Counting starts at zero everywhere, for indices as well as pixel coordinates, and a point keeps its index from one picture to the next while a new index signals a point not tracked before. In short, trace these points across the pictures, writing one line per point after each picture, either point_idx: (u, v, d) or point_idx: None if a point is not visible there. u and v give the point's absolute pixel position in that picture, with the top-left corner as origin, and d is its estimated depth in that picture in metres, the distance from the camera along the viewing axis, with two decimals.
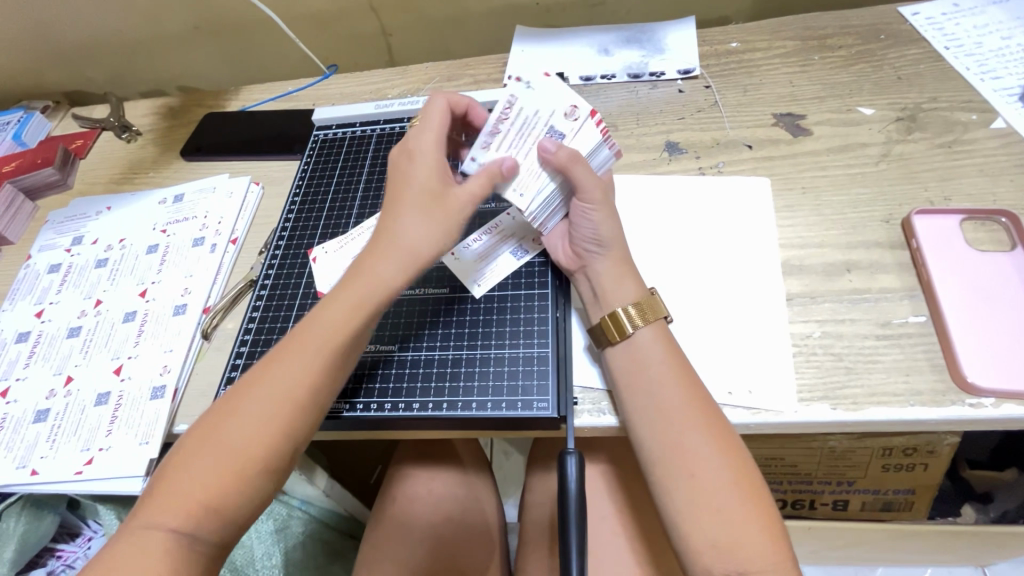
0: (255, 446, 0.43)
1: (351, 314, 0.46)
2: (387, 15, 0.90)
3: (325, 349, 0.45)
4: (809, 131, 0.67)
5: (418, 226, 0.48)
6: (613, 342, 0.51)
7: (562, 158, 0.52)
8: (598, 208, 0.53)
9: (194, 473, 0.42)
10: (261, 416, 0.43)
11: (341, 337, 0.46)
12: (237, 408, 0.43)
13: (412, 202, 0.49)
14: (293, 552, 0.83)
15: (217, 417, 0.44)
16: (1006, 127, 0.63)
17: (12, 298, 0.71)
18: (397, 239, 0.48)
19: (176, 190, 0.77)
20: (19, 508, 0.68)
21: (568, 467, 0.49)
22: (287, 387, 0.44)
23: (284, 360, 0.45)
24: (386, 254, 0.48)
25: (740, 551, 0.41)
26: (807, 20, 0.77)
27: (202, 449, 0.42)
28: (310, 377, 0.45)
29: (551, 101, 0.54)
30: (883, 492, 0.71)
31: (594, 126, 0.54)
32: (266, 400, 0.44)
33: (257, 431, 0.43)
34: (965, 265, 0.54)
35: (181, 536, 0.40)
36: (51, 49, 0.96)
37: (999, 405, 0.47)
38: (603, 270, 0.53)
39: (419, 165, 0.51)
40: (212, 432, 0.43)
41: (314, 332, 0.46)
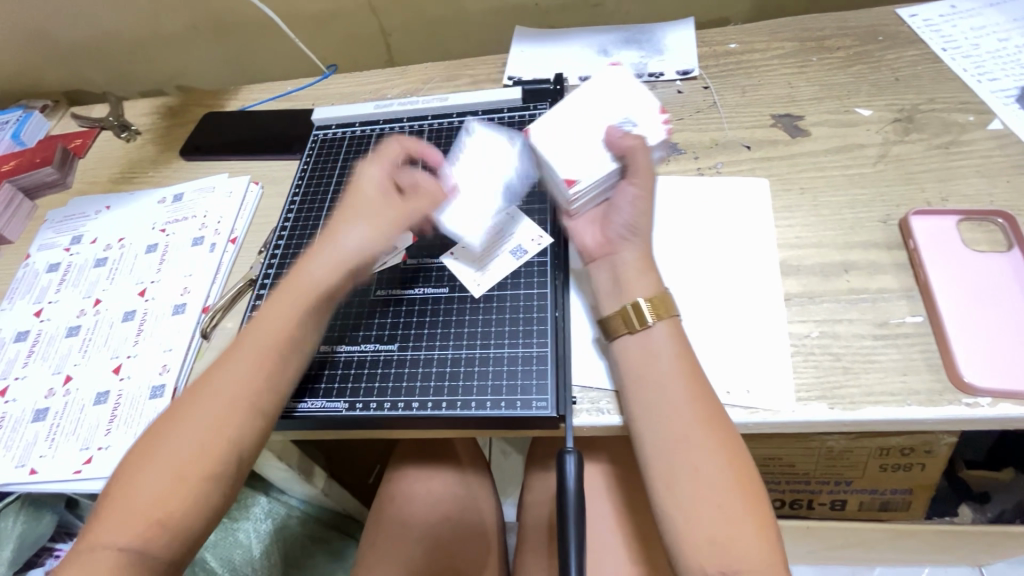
0: (199, 453, 0.44)
1: (284, 320, 0.49)
2: (386, 16, 0.90)
3: (261, 354, 0.48)
4: (807, 132, 0.67)
5: (353, 238, 0.53)
6: (631, 330, 0.50)
7: (629, 142, 0.55)
8: (643, 196, 0.54)
9: (144, 485, 0.43)
10: (204, 421, 0.45)
11: (280, 342, 0.49)
12: (183, 416, 0.45)
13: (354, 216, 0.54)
14: (291, 551, 0.84)
15: (161, 430, 0.45)
16: (1003, 128, 0.63)
17: (10, 297, 0.71)
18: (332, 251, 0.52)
19: (175, 189, 0.77)
20: (16, 508, 0.68)
21: (567, 466, 0.49)
22: (227, 393, 0.46)
23: (225, 365, 0.47)
24: (325, 268, 0.51)
25: (732, 551, 0.42)
26: (805, 21, 0.77)
27: (152, 459, 0.44)
28: (251, 379, 0.47)
29: (632, 100, 0.60)
30: (881, 492, 0.72)
31: (660, 122, 0.58)
32: (209, 406, 0.45)
33: (198, 441, 0.44)
34: (962, 265, 0.54)
35: (132, 550, 0.41)
36: (50, 48, 0.96)
37: (997, 405, 0.47)
38: (629, 259, 0.53)
39: (366, 186, 0.56)
40: (156, 445, 0.44)
41: (253, 338, 0.49)
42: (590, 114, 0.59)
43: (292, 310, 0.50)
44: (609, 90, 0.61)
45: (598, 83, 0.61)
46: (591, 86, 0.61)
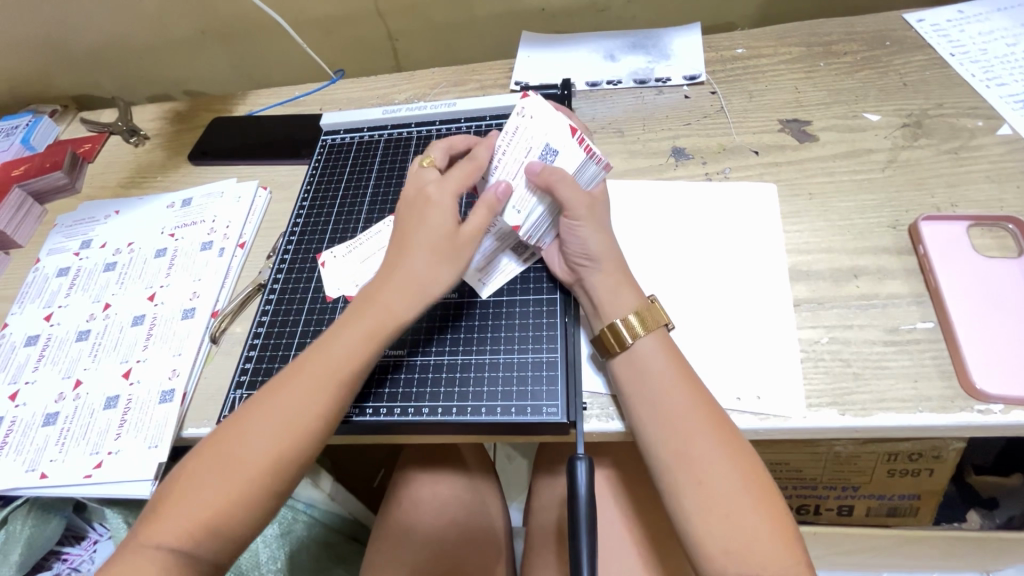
0: (256, 470, 0.45)
1: (361, 345, 0.49)
2: (393, 20, 0.90)
3: (332, 377, 0.48)
4: (815, 137, 0.67)
5: (436, 270, 0.51)
6: (613, 354, 0.51)
7: (546, 177, 0.52)
8: (586, 223, 0.53)
9: (200, 492, 0.44)
10: (266, 439, 0.45)
11: (350, 371, 0.48)
12: (244, 428, 0.46)
13: (437, 246, 0.51)
14: (298, 555, 0.83)
15: (220, 440, 0.46)
16: (1012, 133, 0.63)
17: (21, 301, 0.71)
18: (407, 272, 0.51)
19: (184, 194, 0.77)
20: (25, 513, 0.68)
21: (578, 473, 0.49)
22: (292, 413, 0.46)
23: (290, 387, 0.47)
24: (398, 298, 0.50)
25: (750, 556, 0.41)
26: (812, 27, 0.77)
27: (209, 468, 0.45)
28: (319, 402, 0.47)
29: (547, 123, 0.54)
30: (888, 497, 0.71)
31: (577, 144, 0.53)
32: (275, 424, 0.46)
33: (257, 457, 0.45)
34: (972, 271, 0.54)
35: (178, 555, 0.42)
36: (58, 53, 0.97)
37: (1008, 412, 0.47)
38: (598, 283, 0.53)
39: (440, 211, 0.52)
40: (215, 456, 0.45)
41: (322, 361, 0.48)
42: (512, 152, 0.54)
43: (365, 337, 0.49)
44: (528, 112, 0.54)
45: (518, 112, 0.54)
46: (513, 116, 0.54)
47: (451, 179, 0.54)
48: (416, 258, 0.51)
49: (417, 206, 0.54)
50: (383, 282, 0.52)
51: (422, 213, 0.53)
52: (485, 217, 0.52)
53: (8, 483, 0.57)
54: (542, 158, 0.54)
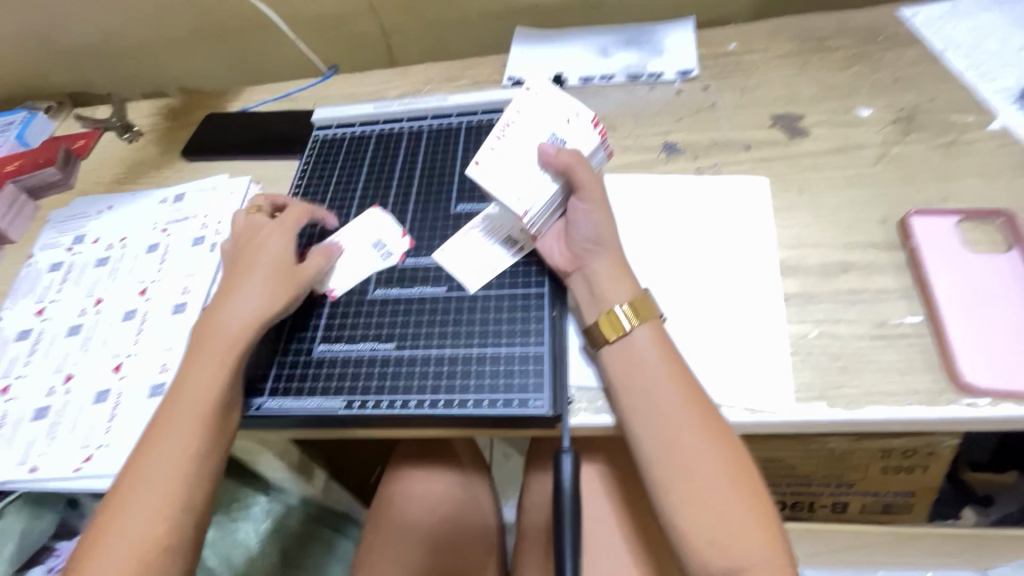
0: (153, 530, 0.46)
1: (212, 382, 0.51)
2: (387, 17, 0.90)
3: (195, 419, 0.49)
4: (806, 132, 0.67)
5: (253, 302, 0.54)
6: (609, 340, 0.51)
7: (565, 159, 0.53)
8: (596, 208, 0.54)
9: (105, 564, 0.45)
10: (153, 500, 0.46)
11: (208, 404, 0.50)
12: (130, 494, 0.47)
13: (257, 272, 0.56)
14: (291, 551, 0.83)
15: (114, 507, 0.47)
16: (1004, 127, 0.63)
17: (13, 296, 0.72)
18: (242, 306, 0.54)
19: (176, 189, 0.78)
20: (19, 506, 0.69)
21: (564, 466, 0.49)
22: (167, 466, 0.47)
23: (162, 442, 0.48)
24: (229, 326, 0.53)
25: (735, 550, 0.41)
26: (806, 22, 0.77)
27: (108, 539, 0.45)
28: (186, 450, 0.48)
29: (557, 111, 0.56)
30: (882, 494, 0.71)
31: (592, 129, 0.55)
32: (156, 480, 0.47)
33: (147, 513, 0.46)
34: (961, 265, 0.54)
35: None
36: (53, 50, 0.97)
37: (997, 405, 0.47)
38: (599, 270, 0.54)
39: (267, 244, 0.59)
40: (112, 523, 0.46)
41: (183, 406, 0.50)
42: (517, 133, 0.55)
43: (215, 369, 0.51)
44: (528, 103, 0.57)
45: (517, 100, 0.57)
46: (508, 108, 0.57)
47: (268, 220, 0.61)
48: (242, 290, 0.55)
49: (237, 251, 0.59)
50: (216, 315, 0.54)
51: (242, 257, 0.59)
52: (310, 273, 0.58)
53: None
54: (553, 143, 0.55)
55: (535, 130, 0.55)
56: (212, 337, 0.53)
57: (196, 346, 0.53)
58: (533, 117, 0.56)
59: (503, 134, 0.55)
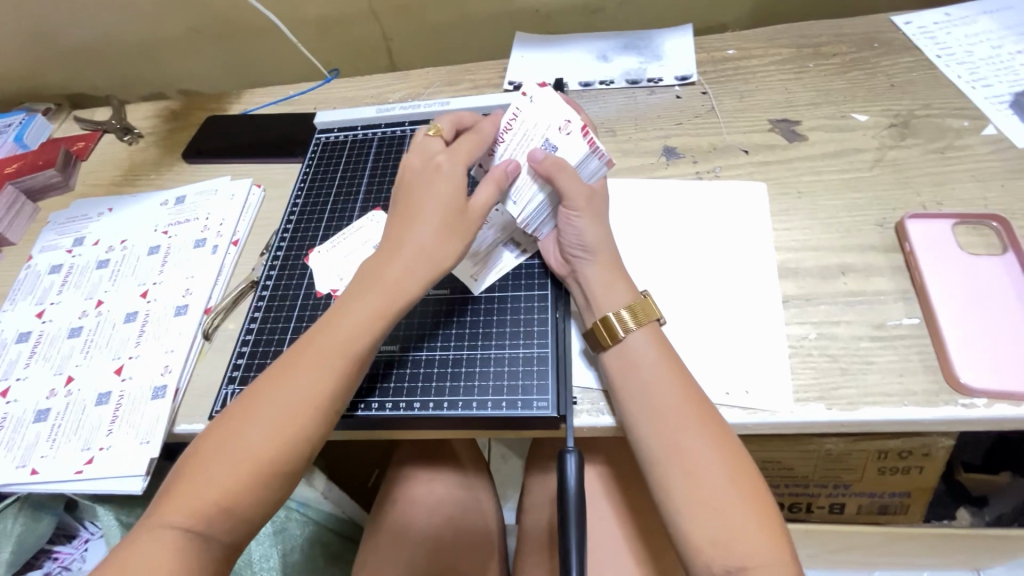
0: (270, 451, 0.44)
1: (368, 322, 0.49)
2: (388, 21, 0.91)
3: (341, 354, 0.48)
4: (804, 136, 0.68)
5: (434, 238, 0.51)
6: (606, 346, 0.51)
7: (547, 167, 0.53)
8: (584, 215, 0.54)
9: (216, 471, 0.43)
10: (277, 419, 0.45)
11: (357, 349, 0.48)
12: (256, 411, 0.45)
13: (445, 216, 0.52)
14: (291, 556, 0.83)
15: (235, 418, 0.45)
16: (997, 133, 0.64)
17: (13, 298, 0.71)
18: (413, 242, 0.51)
19: (177, 192, 0.78)
20: (15, 511, 0.68)
21: (568, 467, 0.49)
22: (305, 391, 0.46)
23: (301, 366, 0.47)
24: (403, 271, 0.50)
25: (738, 548, 0.42)
26: (802, 28, 0.78)
27: (222, 448, 0.44)
28: (327, 383, 0.47)
29: (551, 113, 0.55)
30: (879, 495, 0.72)
31: (582, 137, 0.54)
32: (286, 403, 0.45)
33: (269, 431, 0.45)
34: (956, 268, 0.55)
35: (191, 534, 0.41)
36: (52, 52, 0.97)
37: (992, 405, 0.48)
38: (592, 276, 0.54)
39: (448, 182, 0.53)
40: (231, 434, 0.45)
41: (330, 339, 0.48)
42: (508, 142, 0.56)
43: (370, 312, 0.49)
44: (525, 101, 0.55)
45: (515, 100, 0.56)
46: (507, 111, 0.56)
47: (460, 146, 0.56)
48: (416, 225, 0.52)
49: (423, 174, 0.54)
50: (387, 257, 0.51)
51: (424, 184, 0.54)
52: (493, 194, 0.53)
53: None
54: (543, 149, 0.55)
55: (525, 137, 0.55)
56: (384, 272, 0.50)
57: (362, 286, 0.50)
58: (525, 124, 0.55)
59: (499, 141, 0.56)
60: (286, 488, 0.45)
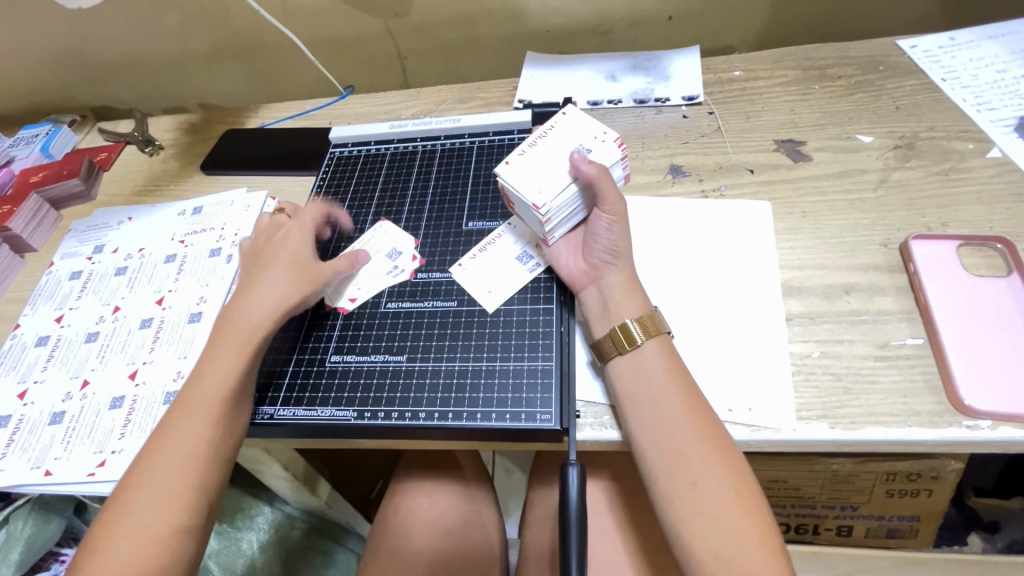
0: (167, 515, 0.47)
1: (235, 364, 0.53)
2: (402, 40, 0.93)
3: (215, 405, 0.51)
4: (809, 157, 0.69)
5: (279, 285, 0.57)
6: (621, 352, 0.52)
7: (591, 173, 0.55)
8: (617, 221, 0.56)
9: (122, 541, 0.46)
10: (168, 485, 0.48)
11: (227, 394, 0.52)
12: (146, 479, 0.49)
13: (278, 266, 0.59)
14: (293, 560, 0.86)
15: (129, 490, 0.49)
16: (1002, 156, 0.65)
17: (34, 302, 0.73)
18: (268, 294, 0.56)
19: (194, 202, 0.80)
20: (26, 511, 0.72)
21: (570, 480, 0.50)
22: (188, 448, 0.50)
23: (182, 423, 0.51)
24: (251, 314, 0.55)
25: (737, 564, 0.42)
26: (809, 51, 0.79)
27: (122, 524, 0.47)
28: (203, 431, 0.50)
29: (586, 129, 0.59)
30: (887, 518, 0.72)
31: (616, 146, 0.57)
32: (175, 462, 0.49)
33: (161, 495, 0.48)
34: (961, 290, 0.55)
35: None
36: (79, 67, 1.00)
37: (996, 428, 0.48)
38: (615, 282, 0.55)
39: (286, 239, 0.62)
40: (127, 504, 0.48)
41: (203, 392, 0.52)
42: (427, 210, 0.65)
43: (235, 356, 0.53)
44: (563, 122, 0.61)
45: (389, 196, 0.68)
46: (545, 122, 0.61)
47: (303, 216, 0.65)
48: (267, 283, 0.57)
49: (273, 238, 0.62)
50: (236, 310, 0.56)
51: (275, 244, 0.61)
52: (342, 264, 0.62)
53: (13, 480, 0.58)
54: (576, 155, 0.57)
55: (567, 141, 0.58)
56: (235, 325, 0.55)
57: (217, 340, 0.55)
58: (566, 132, 0.59)
59: (527, 147, 0.59)
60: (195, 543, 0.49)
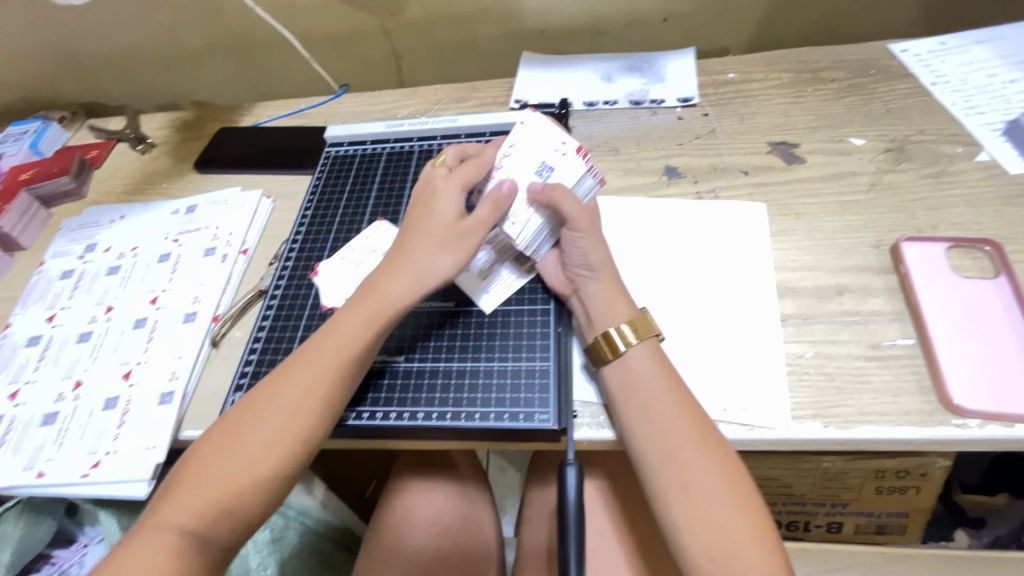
0: (268, 457, 0.47)
1: (364, 327, 0.52)
2: (397, 39, 0.93)
3: (339, 360, 0.50)
4: (802, 159, 0.70)
5: (436, 256, 0.53)
6: (606, 361, 0.53)
7: (546, 194, 0.55)
8: (585, 235, 0.56)
9: (212, 474, 0.46)
10: (277, 428, 0.48)
11: (353, 354, 0.51)
12: (254, 416, 0.48)
13: (444, 230, 0.54)
14: (289, 562, 0.83)
15: (235, 426, 0.48)
16: (990, 159, 0.66)
17: (24, 302, 0.73)
18: (420, 262, 0.53)
19: (188, 201, 0.79)
20: (16, 514, 0.70)
21: (569, 479, 0.50)
22: (302, 397, 0.49)
23: (302, 369, 0.50)
24: (401, 283, 0.53)
25: (733, 562, 0.43)
26: (802, 54, 0.80)
27: (222, 454, 0.47)
28: (322, 385, 0.49)
29: (545, 138, 0.58)
30: (876, 515, 0.73)
31: (579, 158, 0.57)
32: (288, 405, 0.48)
33: (268, 435, 0.47)
34: (951, 291, 0.56)
35: (190, 539, 0.43)
36: (69, 63, 0.99)
37: (985, 427, 0.49)
38: (594, 292, 0.55)
39: (442, 201, 0.56)
40: (233, 436, 0.47)
41: (329, 344, 0.51)
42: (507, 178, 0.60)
43: (365, 318, 0.52)
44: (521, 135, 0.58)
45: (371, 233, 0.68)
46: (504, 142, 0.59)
47: (459, 173, 0.57)
48: (419, 254, 0.53)
49: (429, 198, 0.57)
50: (385, 273, 0.54)
51: (430, 206, 0.56)
52: (489, 212, 0.54)
53: (6, 481, 0.57)
54: (539, 175, 0.57)
55: (526, 159, 0.57)
56: (374, 287, 0.53)
57: (360, 297, 0.53)
58: (525, 148, 0.58)
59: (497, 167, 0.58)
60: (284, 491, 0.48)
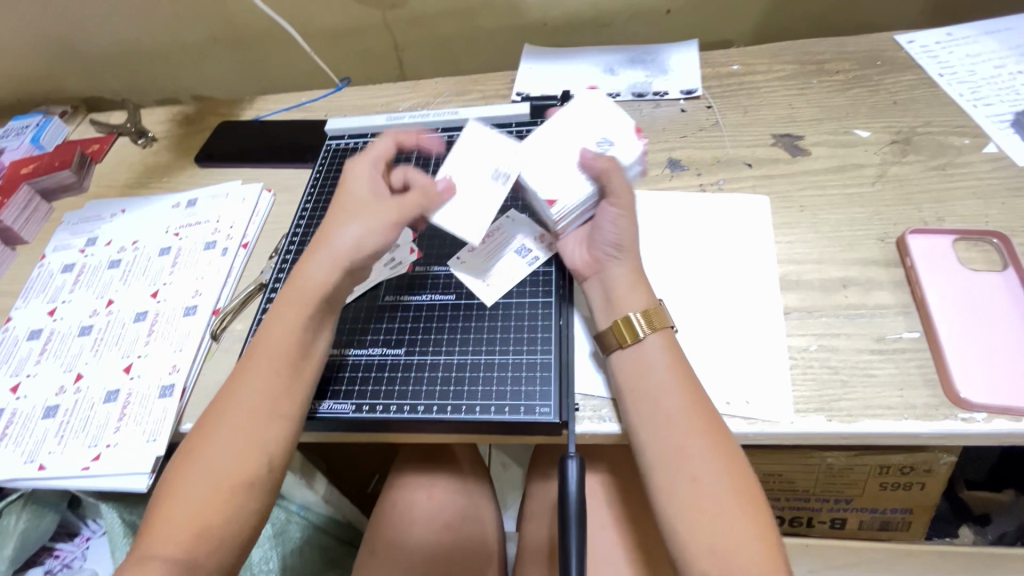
0: (235, 468, 0.46)
1: (297, 322, 0.51)
2: (399, 32, 0.93)
3: (280, 361, 0.50)
4: (807, 151, 0.69)
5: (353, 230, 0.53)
6: (623, 344, 0.52)
7: (602, 164, 0.55)
8: (625, 214, 0.55)
9: (187, 496, 0.45)
10: (235, 439, 0.47)
11: (292, 351, 0.51)
12: (213, 434, 0.48)
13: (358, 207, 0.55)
14: (292, 556, 0.82)
15: (195, 446, 0.48)
16: (998, 151, 0.65)
17: (25, 296, 0.72)
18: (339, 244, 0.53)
19: (189, 195, 0.79)
20: (20, 506, 0.69)
21: (570, 472, 0.49)
22: (252, 405, 0.48)
23: (249, 378, 0.49)
24: (321, 270, 0.52)
25: (734, 560, 0.42)
26: (807, 45, 0.79)
27: (190, 475, 0.46)
28: (268, 387, 0.49)
29: (490, 144, 0.59)
30: (880, 511, 0.72)
31: (637, 138, 0.58)
32: (241, 416, 0.48)
33: (232, 448, 0.47)
34: (957, 284, 0.55)
35: (176, 561, 0.43)
36: (70, 57, 0.99)
37: (992, 420, 0.48)
38: (619, 275, 0.55)
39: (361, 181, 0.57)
40: (195, 455, 0.47)
41: (265, 348, 0.51)
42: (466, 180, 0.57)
43: (296, 317, 0.51)
44: (464, 144, 0.59)
45: None
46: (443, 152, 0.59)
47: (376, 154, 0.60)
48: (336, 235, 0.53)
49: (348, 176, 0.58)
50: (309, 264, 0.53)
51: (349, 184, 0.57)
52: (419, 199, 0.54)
53: (6, 474, 0.57)
54: (599, 148, 0.58)
55: (586, 137, 0.59)
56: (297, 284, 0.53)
57: (284, 296, 0.53)
58: (583, 126, 0.59)
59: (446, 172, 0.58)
60: (265, 500, 0.48)
